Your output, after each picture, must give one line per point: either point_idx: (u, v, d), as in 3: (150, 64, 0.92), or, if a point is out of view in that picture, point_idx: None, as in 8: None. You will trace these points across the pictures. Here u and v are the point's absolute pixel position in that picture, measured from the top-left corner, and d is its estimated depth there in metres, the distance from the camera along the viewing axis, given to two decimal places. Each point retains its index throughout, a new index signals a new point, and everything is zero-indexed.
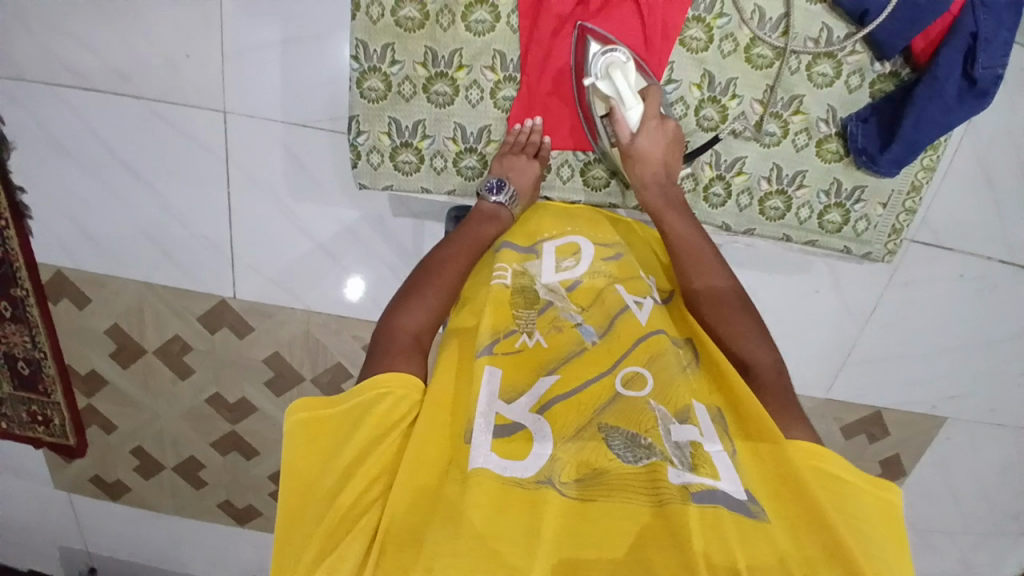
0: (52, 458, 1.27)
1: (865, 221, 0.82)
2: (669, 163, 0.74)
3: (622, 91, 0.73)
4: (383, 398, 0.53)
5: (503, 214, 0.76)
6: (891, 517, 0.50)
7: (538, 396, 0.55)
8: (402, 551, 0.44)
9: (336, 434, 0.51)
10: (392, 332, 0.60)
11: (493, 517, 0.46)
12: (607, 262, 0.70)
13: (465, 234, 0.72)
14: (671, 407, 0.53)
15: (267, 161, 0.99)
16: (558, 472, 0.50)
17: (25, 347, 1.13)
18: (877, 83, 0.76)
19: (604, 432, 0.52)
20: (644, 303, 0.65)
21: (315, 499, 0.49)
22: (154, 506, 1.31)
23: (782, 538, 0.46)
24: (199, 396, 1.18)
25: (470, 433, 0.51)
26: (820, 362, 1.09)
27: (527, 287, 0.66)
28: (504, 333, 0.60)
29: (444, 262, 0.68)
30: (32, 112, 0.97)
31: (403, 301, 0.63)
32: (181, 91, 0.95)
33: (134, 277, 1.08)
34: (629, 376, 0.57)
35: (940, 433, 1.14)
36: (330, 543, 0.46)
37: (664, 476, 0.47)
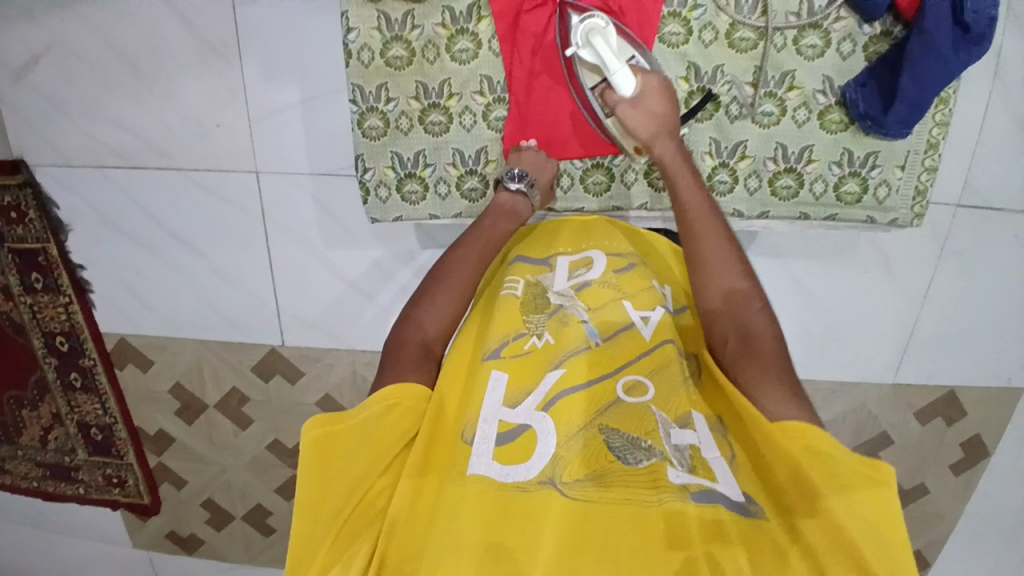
0: (131, 518, 1.33)
1: (885, 186, 0.79)
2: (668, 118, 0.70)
3: (606, 57, 0.70)
4: (388, 410, 0.52)
5: (520, 206, 0.76)
6: (888, 501, 0.44)
7: (546, 393, 0.55)
8: (403, 564, 0.46)
9: (345, 450, 0.49)
10: (402, 344, 0.60)
11: (496, 527, 0.47)
12: (617, 273, 0.69)
13: (481, 234, 0.72)
14: (671, 413, 0.54)
15: (299, 211, 1.04)
16: (559, 472, 0.49)
17: (96, 413, 1.20)
18: (870, 45, 0.74)
19: (605, 432, 0.52)
20: (651, 318, 0.64)
21: (322, 517, 0.47)
22: (230, 558, 1.35)
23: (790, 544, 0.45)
24: (260, 444, 1.22)
25: (472, 438, 0.52)
26: (878, 345, 1.04)
27: (539, 296, 0.66)
28: (513, 336, 0.61)
29: (455, 267, 0.67)
30: (84, 194, 1.05)
31: (413, 310, 0.63)
32: (213, 157, 1.01)
33: (188, 335, 1.14)
34: (630, 383, 0.57)
35: (1021, 408, 1.06)
36: (339, 551, 0.47)
37: (663, 476, 0.48)
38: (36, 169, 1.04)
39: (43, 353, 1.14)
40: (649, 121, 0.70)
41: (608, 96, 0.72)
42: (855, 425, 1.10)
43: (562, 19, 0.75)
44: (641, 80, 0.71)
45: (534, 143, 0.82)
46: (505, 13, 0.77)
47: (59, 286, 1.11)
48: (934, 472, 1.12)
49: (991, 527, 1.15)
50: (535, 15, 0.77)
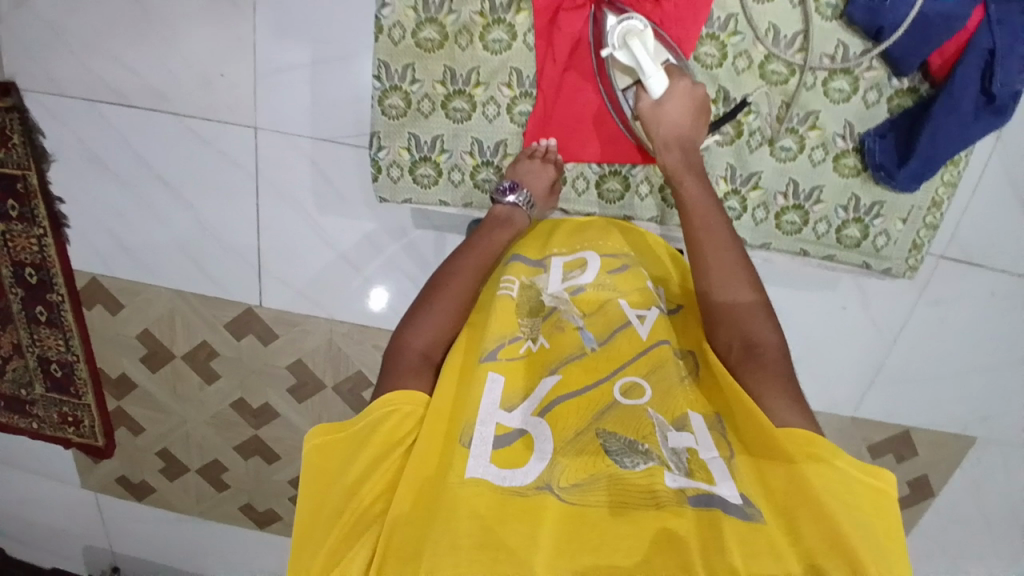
0: (83, 459, 1.30)
1: (885, 237, 0.81)
2: (693, 131, 0.72)
3: (642, 60, 0.70)
4: (388, 415, 0.54)
5: (517, 217, 0.77)
6: (885, 506, 0.48)
7: (540, 400, 0.56)
8: (403, 566, 0.44)
9: (344, 452, 0.53)
10: (401, 351, 0.61)
11: (493, 523, 0.46)
12: (612, 274, 0.70)
13: (478, 245, 0.72)
14: (668, 415, 0.54)
15: (294, 173, 1.01)
16: (556, 477, 0.50)
17: (59, 350, 1.17)
18: (895, 98, 0.76)
19: (602, 437, 0.52)
20: (647, 316, 0.64)
21: (323, 518, 0.50)
22: (179, 509, 1.33)
23: (788, 549, 0.45)
24: (224, 400, 1.20)
25: (470, 438, 0.51)
26: (845, 379, 1.07)
27: (533, 298, 0.66)
28: (509, 339, 0.61)
29: (454, 277, 0.68)
30: (71, 126, 1.01)
31: (412, 319, 0.64)
32: (213, 107, 0.98)
33: (163, 284, 1.11)
34: (628, 385, 0.57)
35: (969, 455, 1.11)
36: (337, 555, 0.47)
37: (660, 479, 0.48)
38: (25, 94, 0.99)
39: (10, 283, 1.10)
40: (675, 132, 0.71)
41: (637, 98, 0.73)
42: None
43: (597, 18, 0.75)
44: (672, 84, 0.71)
45: (553, 143, 0.81)
46: (545, 10, 0.77)
47: (35, 216, 1.06)
48: None
49: (923, 562, 1.21)
50: (572, 19, 0.77)
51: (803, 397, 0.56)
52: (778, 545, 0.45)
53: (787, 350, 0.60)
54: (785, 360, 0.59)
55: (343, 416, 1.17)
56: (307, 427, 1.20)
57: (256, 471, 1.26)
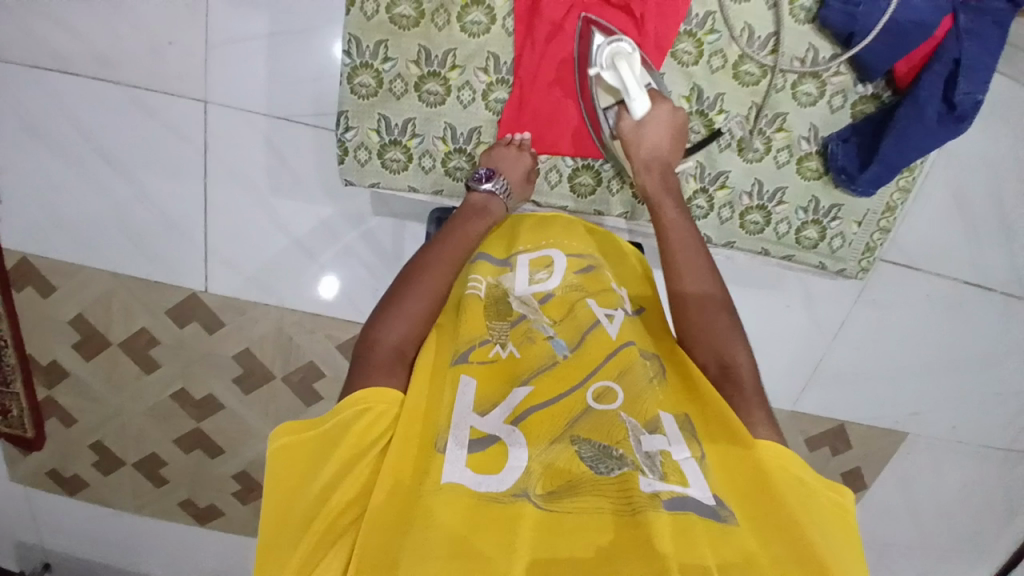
0: (7, 450, 1.22)
1: (841, 238, 0.84)
2: (671, 155, 0.74)
3: (628, 82, 0.72)
4: (361, 414, 0.53)
5: (494, 204, 0.76)
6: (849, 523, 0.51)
7: (513, 407, 0.55)
8: (375, 574, 0.43)
9: (313, 454, 0.52)
10: (372, 347, 0.59)
11: (469, 528, 0.45)
12: (579, 274, 0.69)
13: (454, 233, 0.71)
14: (641, 417, 0.52)
15: (247, 152, 0.97)
16: (533, 485, 0.49)
17: None
18: (858, 104, 0.79)
19: (576, 443, 0.51)
20: (615, 316, 0.64)
21: (292, 526, 0.49)
22: (112, 504, 1.27)
23: (759, 551, 0.46)
24: (164, 391, 1.15)
25: (444, 442, 0.51)
26: (788, 374, 1.11)
27: (501, 300, 0.66)
28: (478, 343, 0.60)
29: (428, 267, 0.67)
30: (3, 90, 0.95)
31: (382, 312, 0.62)
32: (161, 77, 0.94)
33: (100, 266, 1.05)
34: (600, 391, 0.56)
35: (900, 449, 1.17)
36: (310, 563, 0.46)
37: (635, 486, 0.47)
38: None
39: None
40: (652, 152, 0.73)
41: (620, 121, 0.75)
42: None
43: (586, 34, 0.76)
44: (655, 108, 0.74)
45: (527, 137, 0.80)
46: None
47: None
48: None
49: None
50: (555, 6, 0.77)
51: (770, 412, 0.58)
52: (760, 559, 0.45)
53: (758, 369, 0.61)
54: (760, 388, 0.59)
55: (291, 408, 1.13)
56: (254, 419, 1.16)
57: (197, 464, 1.21)
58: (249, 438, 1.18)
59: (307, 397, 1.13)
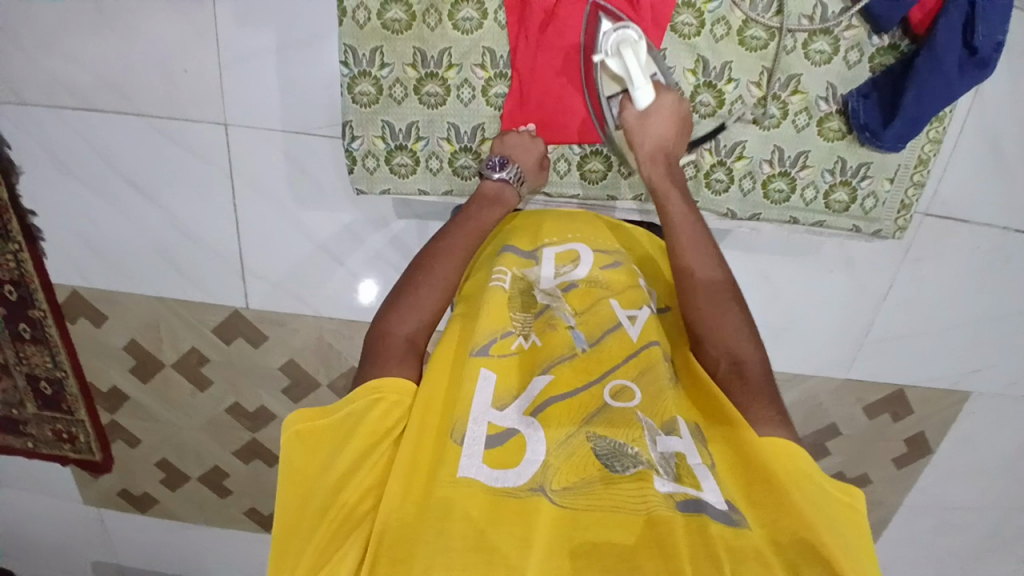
0: (80, 475, 1.29)
1: (873, 198, 0.81)
2: (677, 144, 0.73)
3: (633, 70, 0.72)
4: (375, 404, 0.54)
5: (506, 193, 0.76)
6: (857, 520, 0.51)
7: (533, 397, 0.56)
8: (393, 568, 0.44)
9: (328, 444, 0.52)
10: (385, 337, 0.60)
11: (483, 528, 0.47)
12: (605, 270, 0.69)
13: (466, 221, 0.72)
14: (658, 419, 0.54)
15: (271, 169, 0.99)
16: (549, 479, 0.50)
17: (46, 367, 1.15)
18: (876, 57, 0.75)
19: (592, 441, 0.52)
20: (638, 317, 0.64)
21: (308, 517, 0.50)
22: (182, 517, 1.33)
23: (774, 557, 0.46)
24: (218, 406, 1.19)
25: (461, 437, 0.52)
26: (837, 341, 1.07)
27: (525, 292, 0.66)
28: (501, 334, 0.61)
29: (443, 257, 0.68)
30: (36, 133, 0.98)
31: (397, 303, 0.63)
32: (181, 105, 0.95)
33: (146, 292, 1.09)
34: (619, 387, 0.57)
35: (963, 409, 1.11)
36: (328, 553, 0.48)
37: (650, 485, 0.49)
38: None
39: None
40: (657, 142, 0.72)
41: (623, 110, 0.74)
42: (806, 414, 1.13)
43: (593, 18, 0.75)
44: (659, 98, 0.73)
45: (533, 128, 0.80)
46: None
47: (9, 232, 1.04)
48: (876, 462, 1.17)
49: (924, 515, 1.22)
50: None
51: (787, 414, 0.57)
52: (764, 556, 0.46)
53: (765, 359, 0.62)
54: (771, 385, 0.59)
55: None
56: None
57: (256, 474, 1.25)
58: None
59: None
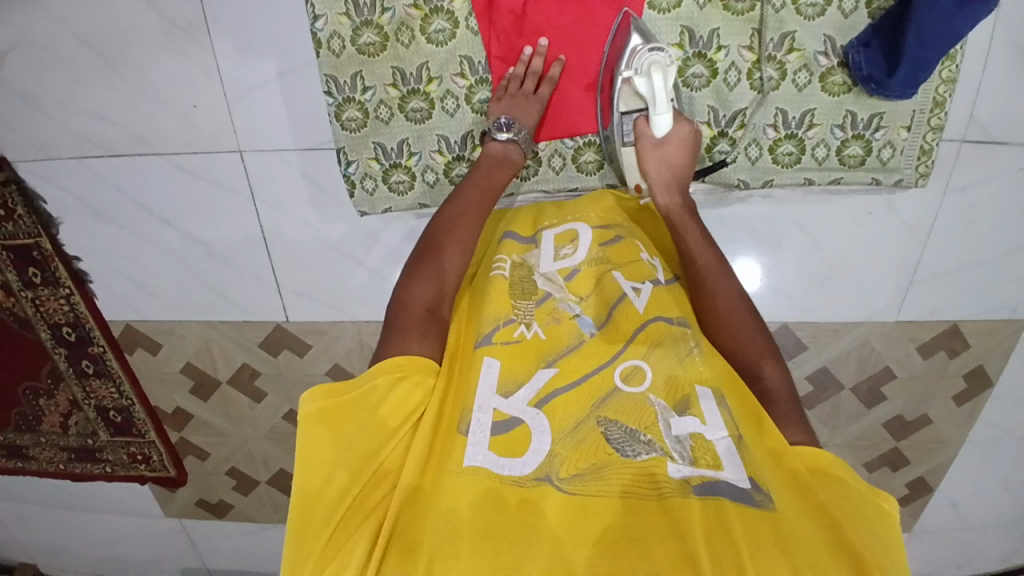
0: (160, 491, 1.38)
1: (890, 147, 0.77)
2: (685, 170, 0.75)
3: (658, 93, 0.73)
4: (399, 384, 0.56)
5: (512, 154, 0.76)
6: (892, 522, 0.50)
7: (538, 389, 0.57)
8: (402, 556, 0.46)
9: (351, 419, 0.54)
10: (406, 306, 0.63)
11: (493, 513, 0.48)
12: (605, 246, 0.71)
13: (478, 186, 0.74)
14: (670, 400, 0.55)
15: (290, 187, 1.01)
16: (556, 468, 0.51)
17: (113, 397, 1.22)
18: (873, 3, 0.73)
19: (602, 425, 0.54)
20: (642, 289, 0.66)
21: (325, 498, 0.50)
22: (259, 519, 1.41)
23: (800, 538, 0.46)
24: (275, 415, 1.25)
25: (467, 426, 0.54)
26: (880, 285, 1.02)
27: (526, 278, 0.68)
28: (504, 322, 0.63)
29: (456, 221, 0.70)
30: (67, 184, 1.03)
31: (415, 273, 0.66)
32: (195, 137, 0.98)
33: (193, 318, 1.14)
34: (629, 369, 0.58)
35: (1022, 336, 1.05)
36: (340, 538, 0.48)
37: (663, 472, 0.50)
38: (20, 166, 1.02)
39: (52, 345, 1.14)
40: (670, 175, 0.74)
41: (638, 129, 0.75)
42: (858, 362, 1.07)
43: (621, 29, 0.75)
44: (676, 128, 0.75)
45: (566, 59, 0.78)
46: None
47: (58, 278, 1.09)
48: (938, 403, 1.11)
49: (995, 450, 1.16)
50: None
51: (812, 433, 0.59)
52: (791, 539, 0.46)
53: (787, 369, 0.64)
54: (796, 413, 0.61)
55: None
56: None
57: None
58: None
59: None
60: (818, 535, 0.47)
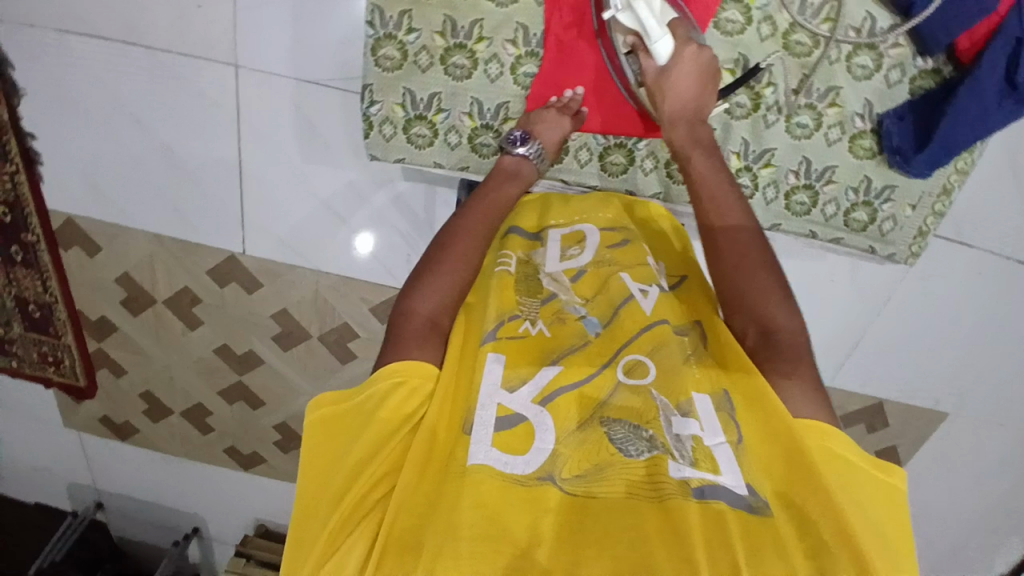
0: (63, 400, 1.29)
1: (892, 221, 0.81)
2: (699, 98, 0.70)
3: (646, 20, 0.68)
4: (396, 388, 0.53)
5: (524, 168, 0.74)
6: (897, 500, 0.51)
7: (541, 387, 0.55)
8: (403, 555, 0.45)
9: (350, 424, 0.53)
10: (406, 317, 0.59)
11: (492, 517, 0.46)
12: (612, 248, 0.70)
13: (485, 197, 0.71)
14: (672, 398, 0.54)
15: (281, 117, 0.96)
16: (559, 467, 0.50)
17: (36, 292, 1.13)
18: (917, 79, 0.74)
19: (606, 425, 0.52)
20: (649, 292, 0.65)
21: (325, 502, 0.49)
22: (162, 450, 1.34)
23: (794, 542, 0.46)
24: (207, 347, 1.19)
25: (472, 426, 0.51)
26: (826, 350, 1.06)
27: (530, 276, 0.67)
28: (508, 317, 0.61)
29: (461, 235, 0.66)
30: (40, 53, 0.93)
31: (416, 281, 0.62)
32: (193, 40, 0.91)
33: (143, 228, 1.07)
34: (630, 365, 0.57)
35: (939, 428, 1.11)
36: (337, 539, 0.47)
37: (663, 471, 0.49)
38: None
39: None
40: (681, 100, 0.69)
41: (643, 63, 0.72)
42: None
43: None
44: (676, 49, 0.69)
45: (587, 114, 0.78)
46: None
47: (7, 152, 1.00)
48: None
49: None
50: None
51: (820, 387, 0.56)
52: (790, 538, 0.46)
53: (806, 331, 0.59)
54: (803, 353, 0.58)
55: (328, 365, 1.16)
56: (291, 376, 1.19)
57: (239, 417, 1.26)
58: (287, 394, 1.22)
59: (343, 355, 1.16)
60: (819, 539, 0.46)
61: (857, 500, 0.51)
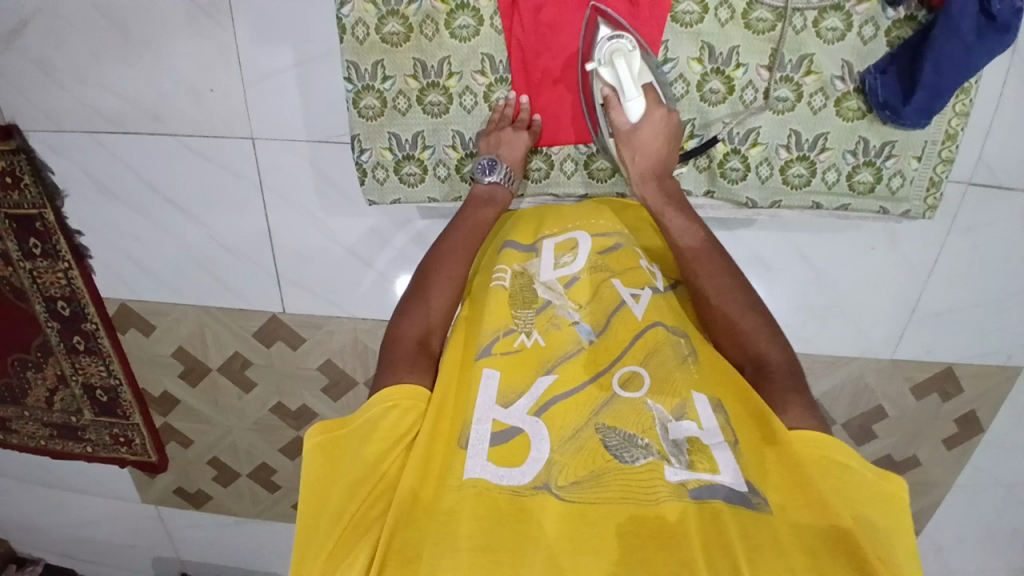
0: (139, 475, 1.36)
1: (900, 177, 0.79)
2: (668, 154, 0.74)
3: (624, 80, 0.74)
4: (388, 411, 0.55)
5: (498, 193, 0.78)
6: (895, 509, 0.49)
7: (537, 398, 0.57)
8: (402, 570, 0.46)
9: (348, 447, 0.54)
10: (397, 341, 0.63)
11: (485, 529, 0.48)
12: (604, 254, 0.71)
13: (465, 223, 0.75)
14: (668, 405, 0.55)
15: (298, 178, 1.00)
16: (555, 476, 0.51)
17: (101, 376, 1.20)
18: (892, 30, 0.73)
19: (601, 433, 0.53)
20: (641, 296, 0.66)
21: (324, 521, 0.50)
22: (236, 512, 1.39)
23: (793, 547, 0.46)
24: (263, 407, 1.24)
25: (467, 441, 0.53)
26: (880, 322, 1.01)
27: (526, 287, 0.68)
28: (504, 332, 0.62)
29: (446, 259, 0.71)
30: (76, 157, 1.02)
31: (406, 308, 0.66)
32: (209, 121, 0.97)
33: (188, 302, 1.13)
34: (627, 376, 0.58)
35: (1017, 383, 1.04)
36: (338, 557, 0.48)
37: (661, 475, 0.50)
38: (30, 135, 1.01)
39: (45, 317, 1.13)
40: (649, 160, 0.74)
41: (612, 115, 0.75)
42: (851, 398, 1.08)
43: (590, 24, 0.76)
44: (648, 111, 0.74)
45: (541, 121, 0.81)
46: None
47: (58, 251, 1.09)
48: (928, 445, 1.12)
49: (982, 496, 1.16)
50: None
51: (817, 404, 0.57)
52: (787, 544, 0.46)
53: (798, 361, 0.61)
54: (798, 380, 0.59)
55: None
56: None
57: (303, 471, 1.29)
58: None
59: None
60: (815, 539, 0.46)
61: (850, 502, 0.49)
